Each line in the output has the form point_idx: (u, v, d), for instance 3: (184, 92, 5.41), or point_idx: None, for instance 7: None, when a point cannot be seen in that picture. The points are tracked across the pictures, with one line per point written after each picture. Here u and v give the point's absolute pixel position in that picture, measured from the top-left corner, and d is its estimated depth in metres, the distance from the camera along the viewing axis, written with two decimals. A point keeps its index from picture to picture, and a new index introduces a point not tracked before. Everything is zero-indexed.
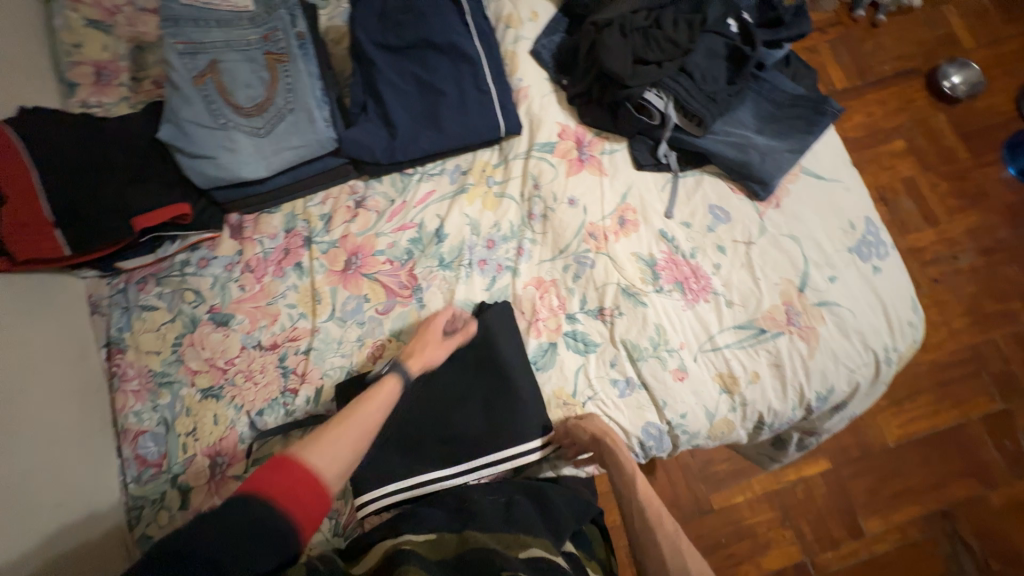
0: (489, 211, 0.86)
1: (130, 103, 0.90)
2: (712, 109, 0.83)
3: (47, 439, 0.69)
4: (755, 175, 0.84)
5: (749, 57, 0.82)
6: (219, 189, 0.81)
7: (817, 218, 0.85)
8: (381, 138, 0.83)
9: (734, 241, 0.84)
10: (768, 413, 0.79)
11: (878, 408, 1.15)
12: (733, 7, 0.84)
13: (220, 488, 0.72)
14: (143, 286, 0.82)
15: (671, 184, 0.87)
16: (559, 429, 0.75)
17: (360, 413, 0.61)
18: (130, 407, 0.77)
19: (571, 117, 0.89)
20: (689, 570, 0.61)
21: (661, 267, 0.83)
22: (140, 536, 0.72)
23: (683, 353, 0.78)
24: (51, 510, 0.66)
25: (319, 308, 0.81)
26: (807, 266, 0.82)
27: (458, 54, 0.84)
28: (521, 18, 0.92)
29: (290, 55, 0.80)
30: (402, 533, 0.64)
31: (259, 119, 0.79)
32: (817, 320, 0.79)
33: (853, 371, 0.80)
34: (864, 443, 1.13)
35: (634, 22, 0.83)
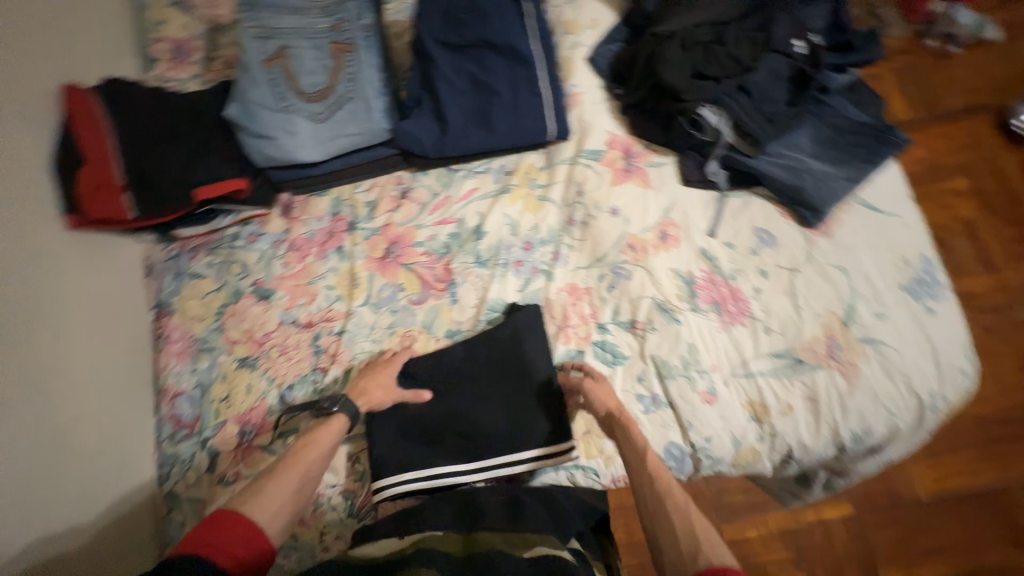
0: (529, 213, 0.87)
1: (201, 80, 0.95)
2: (768, 129, 0.81)
3: (95, 391, 0.73)
4: (807, 200, 0.81)
5: (812, 78, 0.81)
6: (275, 169, 0.84)
7: (869, 250, 0.81)
8: (432, 132, 0.85)
9: (778, 266, 0.82)
10: (798, 447, 0.76)
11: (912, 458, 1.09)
12: (801, 28, 0.82)
13: (247, 456, 0.75)
14: (194, 254, 0.86)
15: (718, 203, 0.85)
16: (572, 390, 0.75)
17: (300, 461, 0.65)
18: (171, 368, 0.81)
19: (622, 126, 0.89)
20: (698, 540, 0.55)
21: (699, 286, 0.81)
22: (168, 492, 0.75)
23: (714, 375, 0.77)
24: (93, 458, 0.71)
25: (356, 292, 0.83)
26: (854, 299, 0.79)
27: (516, 56, 0.85)
28: (580, 25, 0.93)
29: (355, 45, 0.83)
30: (406, 533, 0.63)
31: (320, 105, 0.82)
32: (859, 356, 0.76)
33: (894, 415, 0.75)
34: (893, 493, 1.07)
35: (696, 37, 0.83)
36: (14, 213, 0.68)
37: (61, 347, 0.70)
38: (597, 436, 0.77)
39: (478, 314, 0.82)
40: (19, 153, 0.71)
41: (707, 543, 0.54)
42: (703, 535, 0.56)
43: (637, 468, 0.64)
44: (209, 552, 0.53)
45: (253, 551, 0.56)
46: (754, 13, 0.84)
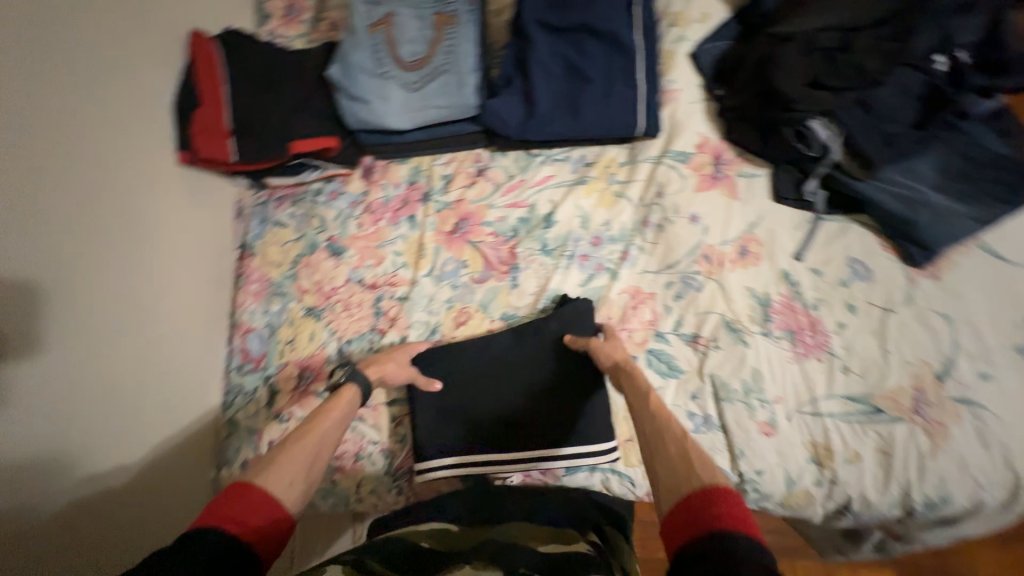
0: (603, 208, 0.84)
1: (307, 39, 1.00)
2: (886, 152, 0.73)
3: (180, 314, 0.81)
4: (917, 236, 0.73)
5: (950, 100, 0.72)
6: (364, 132, 0.88)
7: (984, 302, 0.72)
8: (518, 114, 0.84)
9: (869, 303, 0.74)
10: (859, 501, 0.69)
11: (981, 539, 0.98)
12: (949, 41, 0.73)
13: (302, 400, 0.79)
14: (281, 204, 0.92)
15: (811, 225, 0.79)
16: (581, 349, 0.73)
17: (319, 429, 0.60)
18: (247, 305, 0.87)
19: (716, 130, 0.84)
20: (689, 464, 0.48)
21: (775, 311, 0.76)
22: (229, 418, 0.82)
23: (777, 407, 0.72)
24: (172, 375, 0.78)
25: (421, 262, 0.84)
26: (955, 354, 0.70)
27: (616, 44, 0.82)
28: (689, 18, 0.88)
29: (458, 18, 0.84)
30: (422, 522, 0.62)
31: (415, 75, 0.84)
32: (951, 417, 0.68)
33: (981, 488, 0.67)
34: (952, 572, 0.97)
35: (821, 41, 0.77)
36: (127, 151, 0.76)
37: (151, 276, 0.77)
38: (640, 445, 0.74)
39: (536, 302, 0.81)
40: (138, 95, 0.79)
41: (702, 467, 0.47)
42: (696, 458, 0.48)
43: (642, 409, 0.58)
44: (232, 524, 0.45)
45: (279, 521, 0.48)
46: (894, 19, 0.75)
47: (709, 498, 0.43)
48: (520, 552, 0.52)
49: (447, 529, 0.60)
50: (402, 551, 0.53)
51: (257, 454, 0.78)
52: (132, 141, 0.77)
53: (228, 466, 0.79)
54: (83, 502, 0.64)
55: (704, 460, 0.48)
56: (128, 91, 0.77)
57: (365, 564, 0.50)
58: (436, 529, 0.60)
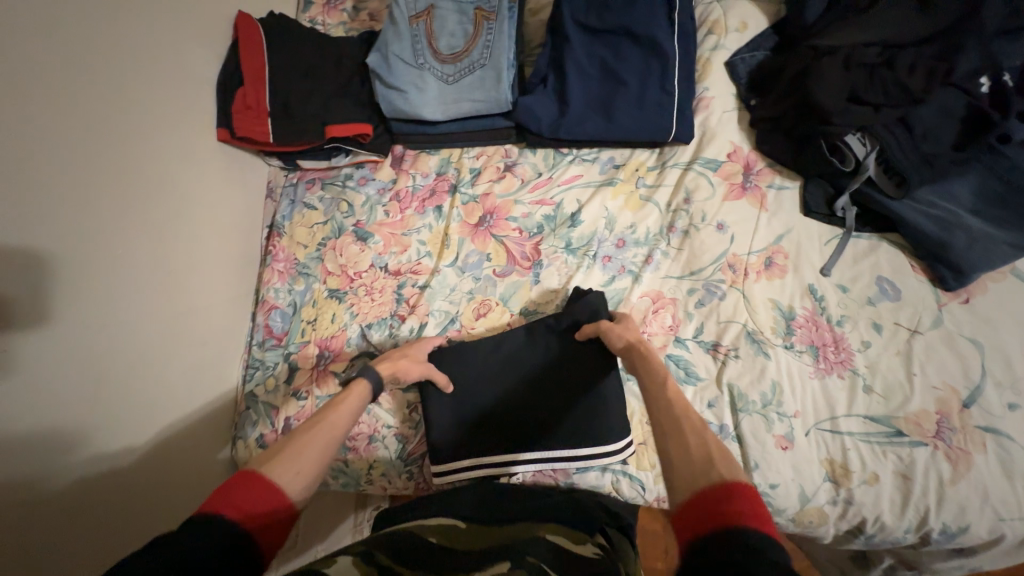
0: (629, 211, 0.84)
1: (346, 28, 1.02)
2: (924, 172, 0.73)
3: (211, 287, 0.83)
4: (951, 259, 0.72)
5: (995, 124, 0.69)
6: (398, 121, 0.89)
7: (1017, 331, 0.70)
8: (551, 112, 0.85)
9: (896, 323, 0.73)
10: (874, 523, 0.68)
11: None
12: (993, 64, 0.71)
13: (320, 379, 0.80)
14: (311, 186, 0.94)
15: (840, 241, 0.78)
16: (590, 330, 0.72)
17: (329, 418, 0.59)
18: (272, 283, 0.88)
19: (747, 140, 0.84)
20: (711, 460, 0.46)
21: (798, 325, 0.75)
22: (248, 392, 0.83)
23: (795, 422, 0.71)
24: (199, 344, 0.80)
25: (445, 252, 0.85)
26: (983, 381, 0.69)
27: (653, 48, 0.82)
28: (727, 27, 0.88)
29: (498, 14, 0.84)
30: (427, 518, 0.61)
31: (452, 68, 0.86)
32: (975, 445, 0.67)
33: (1002, 520, 0.65)
34: None
35: (863, 56, 0.74)
36: (169, 126, 0.78)
37: (183, 249, 0.79)
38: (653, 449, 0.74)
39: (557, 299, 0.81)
40: (182, 71, 0.81)
41: (721, 462, 0.45)
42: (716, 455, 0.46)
43: (657, 397, 0.56)
44: (238, 512, 0.45)
45: (284, 513, 0.48)
46: (938, 38, 0.74)
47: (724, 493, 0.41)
48: (533, 553, 0.51)
49: (454, 524, 0.59)
50: (407, 547, 0.53)
51: (274, 429, 0.79)
52: (174, 117, 0.79)
53: (245, 440, 0.80)
54: (106, 465, 0.65)
55: (722, 455, 0.46)
56: (174, 68, 0.79)
57: (373, 559, 0.50)
58: (440, 522, 0.59)
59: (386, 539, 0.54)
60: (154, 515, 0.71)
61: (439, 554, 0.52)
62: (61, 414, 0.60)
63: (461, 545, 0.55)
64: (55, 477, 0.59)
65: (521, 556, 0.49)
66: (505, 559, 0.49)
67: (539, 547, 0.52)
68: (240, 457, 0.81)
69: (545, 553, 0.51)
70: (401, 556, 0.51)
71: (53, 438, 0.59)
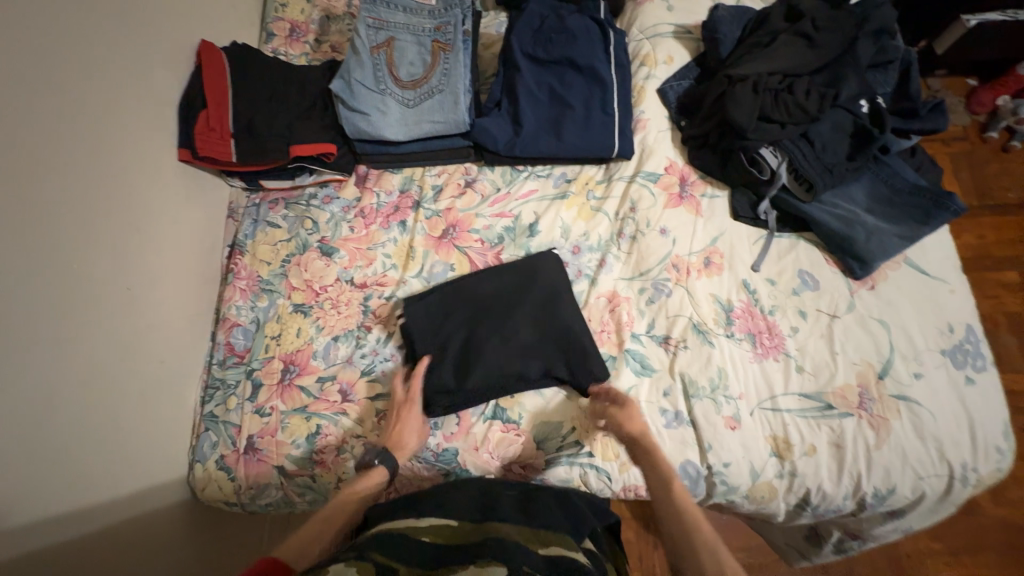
0: (581, 220, 0.91)
1: (308, 57, 1.08)
2: (826, 178, 0.85)
3: (170, 306, 0.82)
4: (854, 251, 0.83)
5: (877, 138, 0.84)
6: (361, 141, 0.94)
7: (913, 310, 0.82)
8: (506, 132, 0.92)
9: (818, 310, 0.83)
10: (817, 492, 0.75)
11: (917, 536, 1.11)
12: (870, 89, 0.86)
13: (284, 394, 0.80)
14: (275, 206, 0.96)
15: (765, 240, 0.88)
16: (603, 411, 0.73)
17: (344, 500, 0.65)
18: (234, 301, 0.88)
19: (680, 155, 0.95)
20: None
21: (736, 315, 0.83)
22: (207, 412, 0.82)
23: (740, 403, 0.77)
24: (156, 365, 0.78)
25: (410, 264, 0.88)
26: (893, 355, 0.78)
27: (594, 77, 0.93)
28: (656, 59, 1.00)
29: (454, 46, 0.92)
30: (422, 515, 0.61)
31: (412, 93, 0.92)
32: (892, 412, 0.75)
33: (921, 478, 0.74)
34: (895, 568, 1.08)
35: (768, 83, 0.87)
36: (132, 147, 0.79)
37: (141, 267, 0.78)
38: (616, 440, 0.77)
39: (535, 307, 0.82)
40: (143, 94, 0.82)
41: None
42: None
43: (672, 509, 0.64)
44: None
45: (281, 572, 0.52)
46: (825, 69, 0.89)
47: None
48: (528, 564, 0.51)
49: (448, 523, 0.60)
50: (405, 549, 0.53)
51: (235, 449, 0.78)
52: (135, 137, 0.80)
53: (203, 463, 0.79)
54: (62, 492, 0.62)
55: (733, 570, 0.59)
56: (136, 91, 0.81)
57: (368, 558, 0.50)
58: (436, 523, 0.60)
59: (382, 538, 0.54)
60: (114, 555, 0.67)
61: (439, 557, 0.54)
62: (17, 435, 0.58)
63: (460, 545, 0.56)
64: (5, 507, 0.55)
65: (517, 564, 0.50)
66: (500, 564, 0.49)
67: (530, 556, 0.53)
68: (196, 480, 0.79)
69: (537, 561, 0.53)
70: (400, 557, 0.52)
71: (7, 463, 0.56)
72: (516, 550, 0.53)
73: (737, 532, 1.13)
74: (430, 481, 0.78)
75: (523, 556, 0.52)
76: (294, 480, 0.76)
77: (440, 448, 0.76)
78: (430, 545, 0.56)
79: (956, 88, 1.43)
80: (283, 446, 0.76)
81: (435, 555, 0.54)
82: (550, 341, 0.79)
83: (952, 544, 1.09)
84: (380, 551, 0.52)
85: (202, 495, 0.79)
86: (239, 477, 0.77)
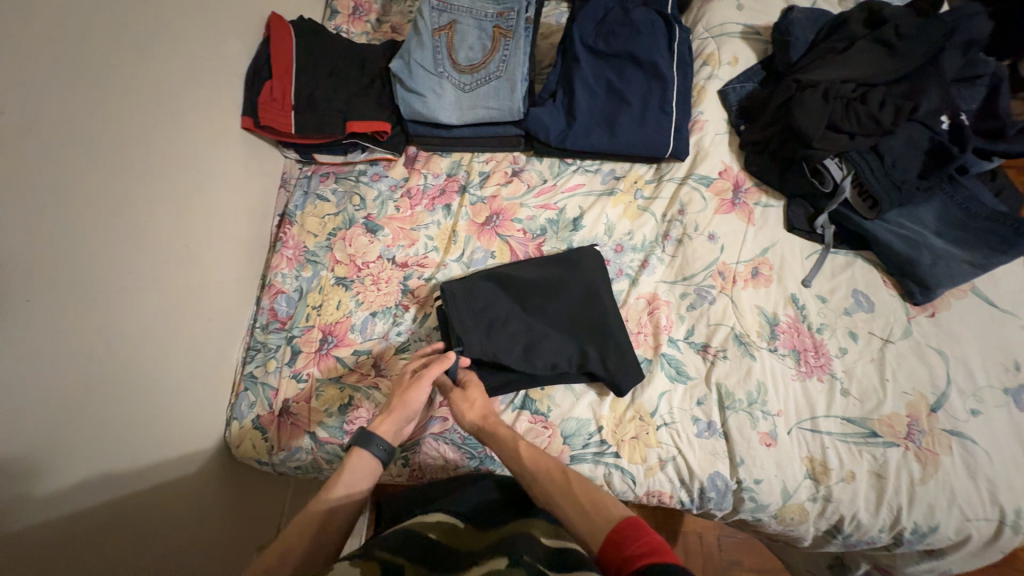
0: (627, 219, 0.90)
1: (369, 37, 1.09)
2: (893, 196, 0.81)
3: (221, 267, 0.86)
4: (917, 275, 0.79)
5: (955, 157, 0.78)
6: (414, 123, 0.95)
7: (977, 344, 0.77)
8: (559, 123, 0.91)
9: (870, 333, 0.79)
10: (851, 521, 0.72)
11: None
12: (952, 104, 0.81)
13: (322, 363, 0.82)
14: (325, 180, 0.99)
15: (820, 255, 0.85)
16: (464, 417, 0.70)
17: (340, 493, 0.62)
18: (280, 268, 0.91)
19: (736, 160, 0.92)
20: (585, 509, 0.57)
21: (781, 330, 0.80)
22: (248, 372, 0.85)
23: (778, 420, 0.75)
24: (204, 323, 0.82)
25: (451, 248, 0.89)
26: (949, 388, 0.74)
27: (654, 73, 0.90)
28: (720, 59, 0.97)
29: (514, 33, 0.91)
30: (430, 511, 0.63)
31: (469, 78, 0.92)
32: (942, 447, 0.71)
33: (968, 520, 0.69)
34: None
35: (840, 90, 0.82)
36: (197, 112, 0.82)
37: (200, 228, 0.82)
38: (644, 444, 0.75)
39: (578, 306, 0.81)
40: (214, 63, 0.86)
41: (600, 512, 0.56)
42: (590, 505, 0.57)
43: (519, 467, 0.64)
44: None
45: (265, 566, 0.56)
46: (903, 80, 0.84)
47: (630, 536, 0.50)
48: (532, 553, 0.51)
49: (455, 522, 0.61)
50: (410, 544, 0.55)
51: (271, 411, 0.81)
52: (202, 104, 0.83)
53: (240, 420, 0.83)
54: (119, 434, 0.67)
55: (610, 501, 0.57)
56: (207, 59, 0.84)
57: (372, 553, 0.52)
58: (441, 520, 0.60)
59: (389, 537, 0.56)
60: (150, 500, 0.70)
61: (441, 556, 0.54)
62: (83, 373, 0.62)
63: (461, 547, 0.56)
64: (68, 441, 0.59)
65: (520, 553, 0.50)
66: (503, 555, 0.50)
67: (536, 547, 0.53)
68: (232, 437, 0.83)
69: (543, 553, 0.52)
70: (402, 551, 0.53)
71: (72, 400, 0.60)
72: (518, 542, 0.53)
73: (754, 553, 1.11)
74: (454, 464, 0.78)
75: (528, 548, 0.52)
76: (324, 447, 0.78)
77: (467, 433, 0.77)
78: (433, 542, 0.56)
79: None
80: (316, 413, 0.79)
81: (439, 551, 0.55)
82: (585, 337, 0.78)
83: None
84: (383, 547, 0.54)
85: (236, 451, 0.83)
86: (272, 437, 0.80)
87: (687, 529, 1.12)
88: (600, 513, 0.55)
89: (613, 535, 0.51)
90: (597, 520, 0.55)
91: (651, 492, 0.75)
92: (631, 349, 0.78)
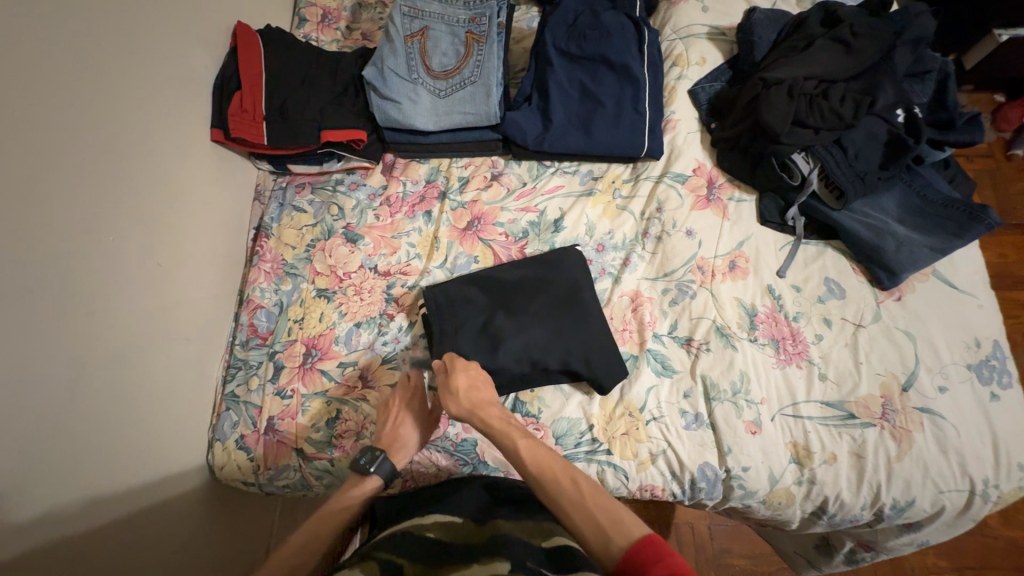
0: (607, 218, 0.91)
1: (339, 44, 1.08)
2: (858, 187, 0.85)
3: (196, 284, 0.83)
4: (883, 261, 0.82)
5: (910, 148, 0.82)
6: (391, 130, 0.94)
7: (940, 323, 0.81)
8: (536, 126, 0.92)
9: (843, 319, 0.82)
10: (834, 501, 0.74)
11: (922, 553, 1.10)
12: (906, 99, 0.86)
13: (306, 377, 0.80)
14: (301, 190, 0.97)
15: (792, 247, 0.88)
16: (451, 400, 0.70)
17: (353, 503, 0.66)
18: (258, 283, 0.89)
19: (709, 158, 0.95)
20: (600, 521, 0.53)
21: (760, 320, 0.83)
22: (228, 392, 0.82)
23: (762, 408, 0.77)
24: (181, 343, 0.79)
25: (434, 254, 0.88)
26: (917, 367, 0.78)
27: (626, 74, 0.92)
28: (689, 60, 1.00)
29: (487, 38, 0.92)
30: (427, 514, 0.62)
31: (444, 84, 0.92)
32: (915, 424, 0.75)
33: (941, 492, 0.73)
34: None
35: (803, 87, 0.85)
36: (165, 125, 0.80)
37: (172, 246, 0.79)
38: (635, 440, 0.76)
39: (561, 305, 0.81)
40: (179, 75, 0.83)
41: (614, 526, 0.52)
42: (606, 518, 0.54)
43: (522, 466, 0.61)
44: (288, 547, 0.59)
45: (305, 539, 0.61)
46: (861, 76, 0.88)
47: (654, 557, 0.48)
48: (532, 560, 0.50)
49: (453, 521, 0.61)
50: (408, 547, 0.54)
51: (255, 430, 0.79)
52: (169, 117, 0.81)
53: (223, 441, 0.80)
54: (97, 465, 0.64)
55: (625, 514, 0.53)
56: (172, 71, 0.82)
57: (372, 560, 0.51)
58: (439, 521, 0.60)
59: (386, 541, 0.55)
60: (132, 533, 0.67)
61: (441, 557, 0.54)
62: (55, 403, 0.59)
63: (461, 545, 0.56)
64: (40, 476, 0.56)
65: (521, 559, 0.50)
66: (504, 559, 0.49)
67: (535, 552, 0.53)
68: (215, 460, 0.80)
69: (542, 558, 0.52)
70: (402, 555, 0.53)
71: (44, 427, 0.57)
72: (517, 546, 0.53)
73: (743, 539, 1.13)
74: (448, 471, 0.78)
75: (527, 554, 0.51)
76: (313, 463, 0.76)
77: (460, 439, 0.77)
78: (434, 543, 0.56)
79: (983, 105, 1.41)
80: (303, 429, 0.77)
81: (437, 551, 0.55)
82: (571, 338, 0.79)
83: (963, 565, 1.08)
84: (382, 552, 0.53)
85: (220, 474, 0.80)
86: (258, 457, 0.77)
87: (679, 521, 1.14)
88: (614, 527, 0.52)
89: (637, 556, 0.48)
90: (614, 537, 0.51)
91: (644, 485, 0.76)
92: (617, 345, 0.79)
